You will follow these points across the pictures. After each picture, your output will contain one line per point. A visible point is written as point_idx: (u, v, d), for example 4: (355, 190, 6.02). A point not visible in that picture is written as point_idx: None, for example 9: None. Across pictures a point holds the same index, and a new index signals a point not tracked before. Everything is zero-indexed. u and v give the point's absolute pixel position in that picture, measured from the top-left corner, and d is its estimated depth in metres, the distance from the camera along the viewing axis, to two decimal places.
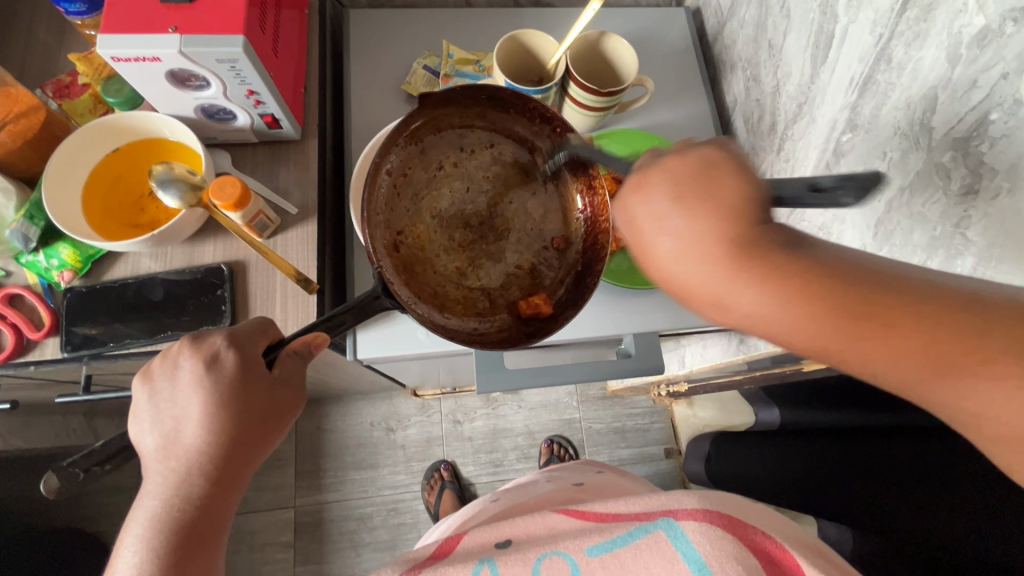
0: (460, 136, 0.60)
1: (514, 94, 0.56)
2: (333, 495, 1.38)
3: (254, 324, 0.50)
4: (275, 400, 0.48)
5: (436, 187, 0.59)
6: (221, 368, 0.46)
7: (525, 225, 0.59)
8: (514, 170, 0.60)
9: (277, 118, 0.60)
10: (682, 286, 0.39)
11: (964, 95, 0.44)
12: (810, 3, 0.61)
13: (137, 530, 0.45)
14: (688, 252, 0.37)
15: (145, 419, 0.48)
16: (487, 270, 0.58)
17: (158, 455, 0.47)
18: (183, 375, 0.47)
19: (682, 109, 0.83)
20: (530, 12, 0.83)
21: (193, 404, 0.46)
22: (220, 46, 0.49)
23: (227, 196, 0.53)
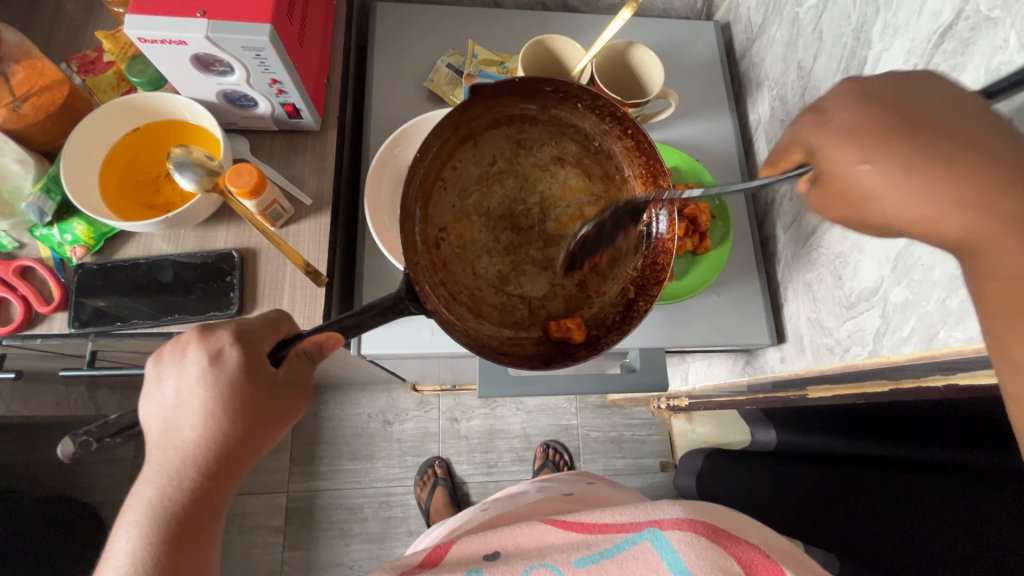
0: (519, 130, 0.58)
1: (583, 90, 0.55)
2: (326, 483, 1.38)
3: (264, 319, 0.49)
4: (278, 400, 0.48)
5: (487, 184, 0.58)
6: (227, 363, 0.46)
7: (579, 232, 0.58)
8: (573, 172, 0.60)
9: (298, 107, 0.60)
10: (894, 195, 0.33)
11: None
12: (844, 27, 0.61)
13: (131, 516, 0.45)
14: (907, 154, 0.32)
15: (151, 404, 0.48)
16: (531, 277, 0.58)
17: (159, 442, 0.47)
18: (189, 366, 0.47)
19: (704, 124, 0.82)
20: (558, 17, 0.82)
21: (194, 397, 0.46)
22: (246, 33, 0.48)
23: (243, 183, 0.53)
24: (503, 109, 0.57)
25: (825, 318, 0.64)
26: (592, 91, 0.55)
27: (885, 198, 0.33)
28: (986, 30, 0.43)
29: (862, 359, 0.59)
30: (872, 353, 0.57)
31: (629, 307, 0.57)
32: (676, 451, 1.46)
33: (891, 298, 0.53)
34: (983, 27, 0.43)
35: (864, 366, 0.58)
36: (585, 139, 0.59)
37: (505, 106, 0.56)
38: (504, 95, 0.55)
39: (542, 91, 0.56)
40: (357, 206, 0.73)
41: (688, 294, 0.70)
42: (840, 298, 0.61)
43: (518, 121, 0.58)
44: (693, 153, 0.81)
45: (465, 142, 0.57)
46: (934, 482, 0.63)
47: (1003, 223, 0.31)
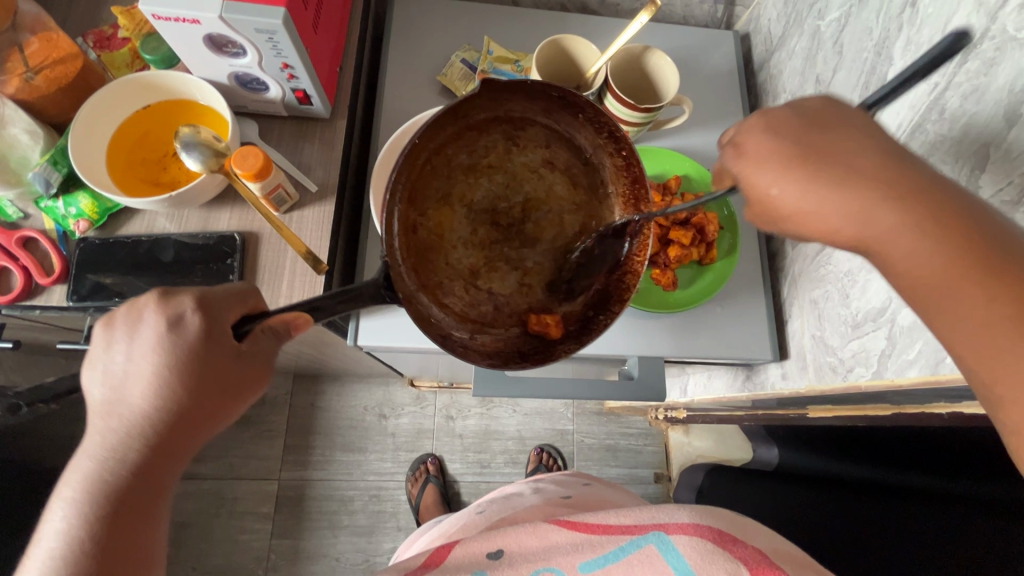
0: (516, 129, 0.58)
1: (588, 103, 0.54)
2: (318, 473, 1.38)
3: (231, 290, 0.46)
4: (237, 375, 0.45)
5: (474, 176, 0.57)
6: (188, 330, 0.43)
7: (555, 238, 0.58)
8: (561, 179, 0.59)
9: (309, 94, 0.60)
10: (801, 213, 0.39)
11: (1017, 156, 0.42)
12: (865, 42, 0.60)
13: (67, 493, 0.42)
14: (809, 176, 0.38)
15: (95, 369, 0.45)
16: (501, 275, 0.57)
17: (103, 412, 0.44)
18: (143, 333, 0.44)
19: (716, 133, 0.81)
20: (576, 19, 0.82)
21: (145, 365, 0.43)
22: (259, 16, 0.48)
23: (248, 166, 0.53)
24: (505, 106, 0.56)
25: (829, 335, 0.63)
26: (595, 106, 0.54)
27: (792, 216, 0.39)
28: (1012, 50, 0.42)
29: (865, 381, 0.57)
30: (875, 375, 0.56)
31: (587, 320, 0.57)
32: (671, 463, 1.44)
33: (899, 320, 0.52)
34: (1008, 47, 0.43)
35: (866, 388, 0.57)
36: (578, 150, 0.59)
37: (508, 103, 0.56)
38: (509, 92, 0.54)
39: (548, 96, 0.55)
40: (363, 196, 0.72)
41: (690, 304, 0.69)
42: (845, 315, 0.60)
43: (517, 121, 0.57)
44: (704, 163, 0.80)
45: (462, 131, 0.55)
46: (945, 514, 0.61)
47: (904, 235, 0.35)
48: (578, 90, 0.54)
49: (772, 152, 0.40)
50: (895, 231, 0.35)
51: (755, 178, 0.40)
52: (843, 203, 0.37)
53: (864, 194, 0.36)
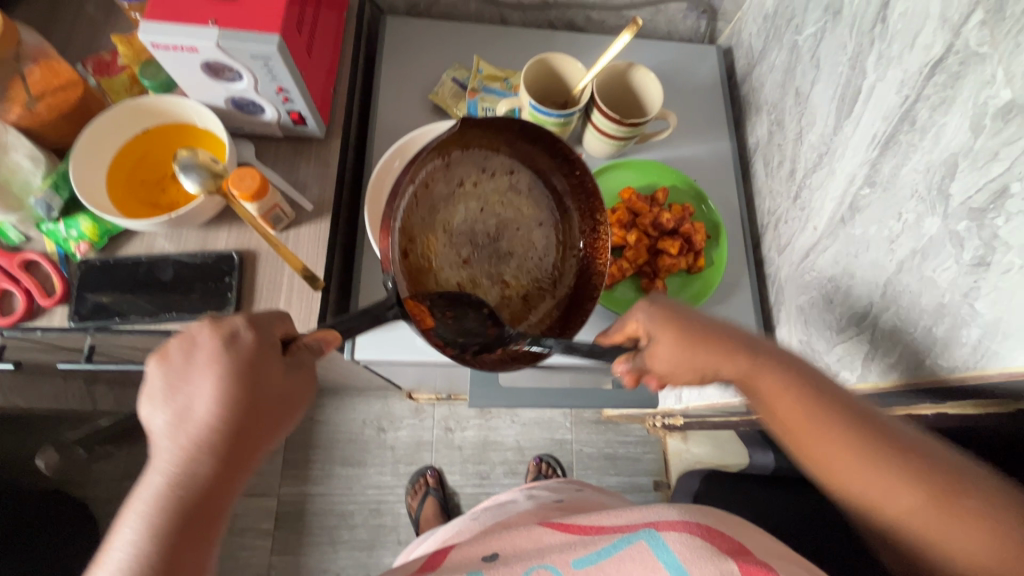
0: (484, 158, 0.59)
1: (547, 133, 0.57)
2: (318, 488, 1.38)
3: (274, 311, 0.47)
4: (286, 388, 0.44)
5: (453, 203, 0.59)
6: (239, 348, 0.42)
7: (527, 254, 0.61)
8: (527, 200, 0.61)
9: (304, 115, 0.62)
10: (685, 360, 0.49)
11: (984, 165, 0.44)
12: (841, 56, 0.63)
13: (138, 506, 0.40)
14: (690, 339, 0.49)
15: (154, 399, 0.42)
16: (485, 290, 0.58)
17: (167, 435, 0.42)
18: (199, 353, 0.43)
19: (703, 145, 0.83)
20: (563, 36, 0.84)
21: (204, 384, 0.42)
22: (256, 43, 0.50)
23: (246, 187, 0.55)
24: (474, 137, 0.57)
25: (816, 342, 0.66)
26: (556, 137, 0.57)
27: (683, 362, 0.49)
28: (975, 65, 0.45)
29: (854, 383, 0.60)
30: (862, 379, 0.59)
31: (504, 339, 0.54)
32: (670, 470, 1.45)
33: (880, 324, 0.55)
34: (972, 62, 0.46)
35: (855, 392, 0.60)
36: (539, 174, 0.61)
37: (477, 134, 0.57)
38: (481, 124, 0.56)
39: (512, 128, 0.58)
40: (358, 213, 0.74)
41: None
42: (829, 319, 0.63)
43: (483, 150, 0.59)
44: (691, 174, 0.82)
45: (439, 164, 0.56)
46: None
47: (766, 372, 0.48)
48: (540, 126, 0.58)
49: (668, 323, 0.50)
50: (765, 365, 0.49)
51: (658, 352, 0.49)
52: (724, 355, 0.49)
53: (730, 354, 0.49)
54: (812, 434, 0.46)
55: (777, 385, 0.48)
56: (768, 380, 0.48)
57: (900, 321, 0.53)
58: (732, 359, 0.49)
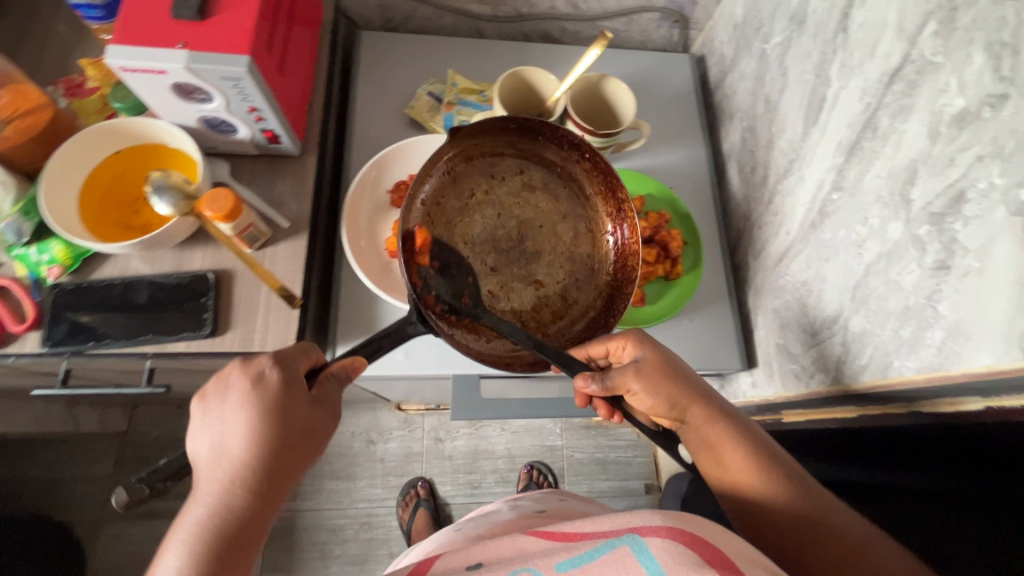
0: (491, 165, 0.61)
1: (542, 123, 0.60)
2: (308, 503, 1.37)
3: (298, 345, 0.47)
4: (312, 422, 0.44)
5: (469, 214, 0.60)
6: (269, 384, 0.43)
7: (555, 248, 0.61)
8: (543, 196, 0.62)
9: (277, 134, 0.62)
10: (662, 395, 0.50)
11: (942, 170, 0.45)
12: (806, 64, 0.64)
13: (181, 534, 0.41)
14: (667, 379, 0.51)
15: (195, 434, 0.44)
16: (519, 293, 0.59)
17: (207, 468, 0.43)
18: (231, 394, 0.43)
19: (678, 152, 0.84)
20: (538, 48, 0.85)
21: (237, 422, 0.43)
22: (225, 64, 0.50)
23: (218, 208, 0.54)
24: (473, 147, 0.60)
25: (793, 345, 0.67)
26: (550, 124, 0.59)
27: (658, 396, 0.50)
28: (931, 73, 0.47)
29: (826, 386, 0.62)
30: (834, 381, 0.60)
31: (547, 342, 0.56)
32: (661, 473, 1.46)
33: (850, 325, 0.57)
34: (927, 71, 0.47)
35: (829, 394, 0.61)
36: (549, 168, 0.63)
37: (475, 143, 0.60)
38: (476, 132, 0.59)
39: (508, 127, 0.61)
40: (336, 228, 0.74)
41: (660, 319, 0.71)
42: (803, 323, 0.64)
43: (488, 158, 0.61)
44: (668, 180, 0.83)
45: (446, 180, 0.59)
46: None
47: (718, 418, 0.50)
48: (532, 116, 0.60)
49: (655, 365, 0.51)
50: (713, 413, 0.51)
51: (640, 374, 0.50)
52: (689, 396, 0.51)
53: (695, 396, 0.51)
54: (745, 476, 0.48)
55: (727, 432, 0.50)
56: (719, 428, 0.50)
57: (869, 323, 0.54)
58: (693, 401, 0.51)
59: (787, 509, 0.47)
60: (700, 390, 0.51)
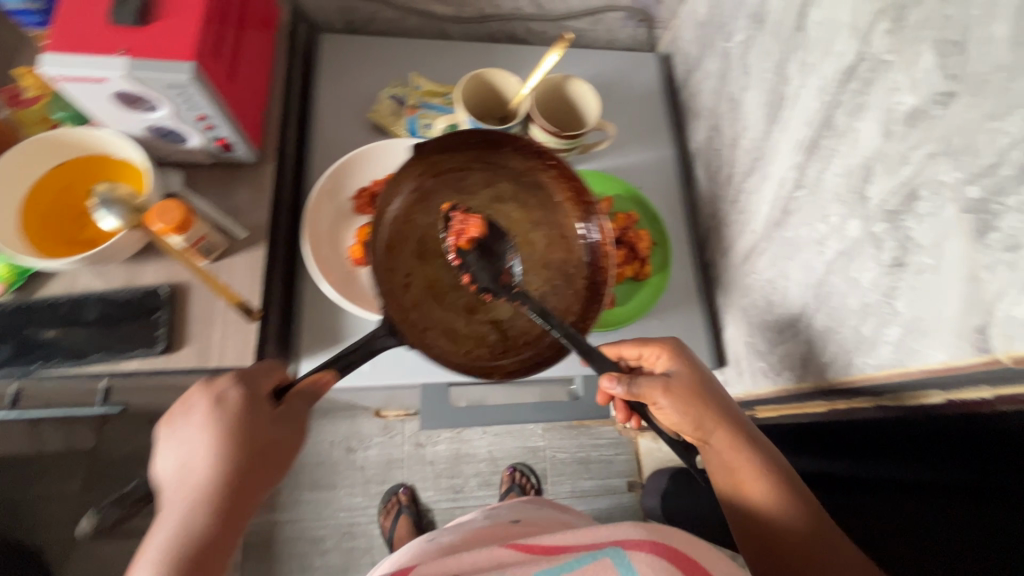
0: (459, 179, 0.61)
1: (503, 134, 0.58)
2: (286, 515, 1.34)
3: (264, 362, 0.46)
4: (278, 439, 0.43)
5: (440, 230, 0.60)
6: (231, 402, 0.43)
7: (530, 257, 0.60)
8: (514, 206, 0.61)
9: (231, 142, 0.60)
10: (688, 409, 0.50)
11: (896, 168, 0.46)
12: (767, 63, 0.64)
13: (148, 557, 0.39)
14: (694, 394, 0.51)
15: (166, 455, 0.43)
16: (496, 304, 0.59)
17: (174, 489, 0.42)
18: (193, 415, 0.43)
19: (646, 152, 0.84)
20: (502, 49, 0.84)
21: (199, 442, 0.42)
22: (167, 72, 0.48)
23: (169, 220, 0.53)
24: (438, 164, 0.59)
25: (759, 343, 0.68)
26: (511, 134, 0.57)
27: (685, 410, 0.50)
28: (884, 72, 0.47)
29: (793, 383, 0.62)
30: (800, 378, 0.60)
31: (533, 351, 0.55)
32: (643, 470, 1.46)
33: (814, 324, 0.57)
34: (880, 69, 0.47)
35: (796, 390, 0.61)
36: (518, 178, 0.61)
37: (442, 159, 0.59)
38: (438, 150, 0.57)
39: (471, 141, 0.59)
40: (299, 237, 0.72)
41: (630, 320, 0.70)
42: (769, 321, 0.65)
43: (456, 172, 0.60)
44: (636, 180, 0.83)
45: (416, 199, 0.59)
46: None
47: (739, 436, 0.51)
48: (493, 127, 0.58)
49: (684, 380, 0.51)
50: (736, 430, 0.51)
51: (669, 390, 0.50)
52: (717, 412, 0.51)
53: (721, 414, 0.51)
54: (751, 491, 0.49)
55: (748, 450, 0.50)
56: (740, 446, 0.50)
57: (831, 321, 0.54)
58: (720, 419, 0.51)
59: (791, 526, 0.48)
60: (728, 409, 0.52)
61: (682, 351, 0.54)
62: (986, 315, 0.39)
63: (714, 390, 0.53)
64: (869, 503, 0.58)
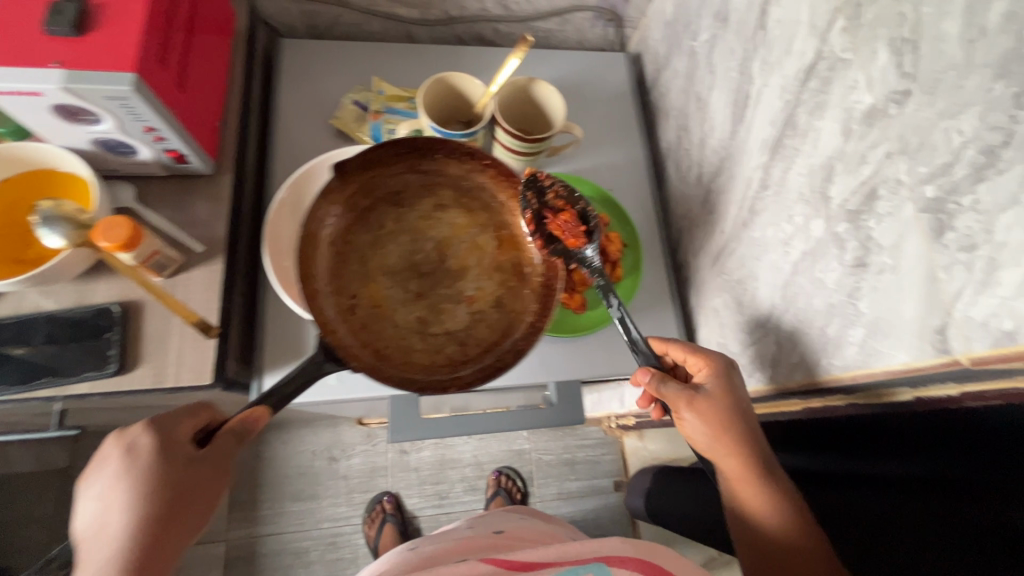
0: (397, 194, 0.59)
1: (430, 141, 0.56)
2: (269, 528, 1.32)
3: (184, 407, 0.49)
4: (195, 481, 0.46)
5: (383, 246, 0.58)
6: (142, 449, 0.45)
7: (479, 261, 0.60)
8: (457, 213, 0.60)
9: (183, 153, 0.58)
10: (710, 419, 0.53)
11: (856, 168, 0.45)
12: (731, 61, 0.63)
13: None
14: (719, 407, 0.53)
15: (88, 500, 0.46)
16: (451, 314, 0.58)
17: (97, 533, 0.45)
18: (107, 463, 0.46)
19: (617, 152, 0.83)
20: (469, 51, 0.83)
21: (115, 490, 0.45)
22: (107, 84, 0.46)
23: (114, 237, 0.50)
24: (372, 181, 0.57)
25: (731, 344, 0.68)
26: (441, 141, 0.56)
27: (707, 420, 0.53)
28: (842, 70, 0.46)
29: (763, 384, 0.62)
30: (771, 379, 0.60)
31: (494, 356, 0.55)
32: (629, 470, 1.46)
33: (782, 325, 0.57)
34: (838, 67, 0.47)
35: (766, 391, 0.61)
36: (457, 184, 0.60)
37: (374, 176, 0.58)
38: (367, 167, 0.56)
39: (400, 153, 0.57)
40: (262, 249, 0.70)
41: (600, 325, 0.70)
42: (740, 321, 0.65)
43: (393, 187, 0.59)
44: (607, 182, 0.82)
45: (353, 219, 0.57)
46: None
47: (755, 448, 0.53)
48: (419, 135, 0.56)
49: (715, 394, 0.54)
50: (752, 443, 0.53)
51: (695, 402, 0.53)
52: (739, 426, 0.53)
53: (741, 428, 0.53)
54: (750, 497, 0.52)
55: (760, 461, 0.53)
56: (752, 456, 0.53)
57: (798, 322, 0.54)
58: (739, 431, 0.53)
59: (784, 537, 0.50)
60: (751, 424, 0.54)
61: (727, 368, 0.56)
62: (945, 315, 0.38)
63: (743, 407, 0.55)
64: (835, 497, 0.58)
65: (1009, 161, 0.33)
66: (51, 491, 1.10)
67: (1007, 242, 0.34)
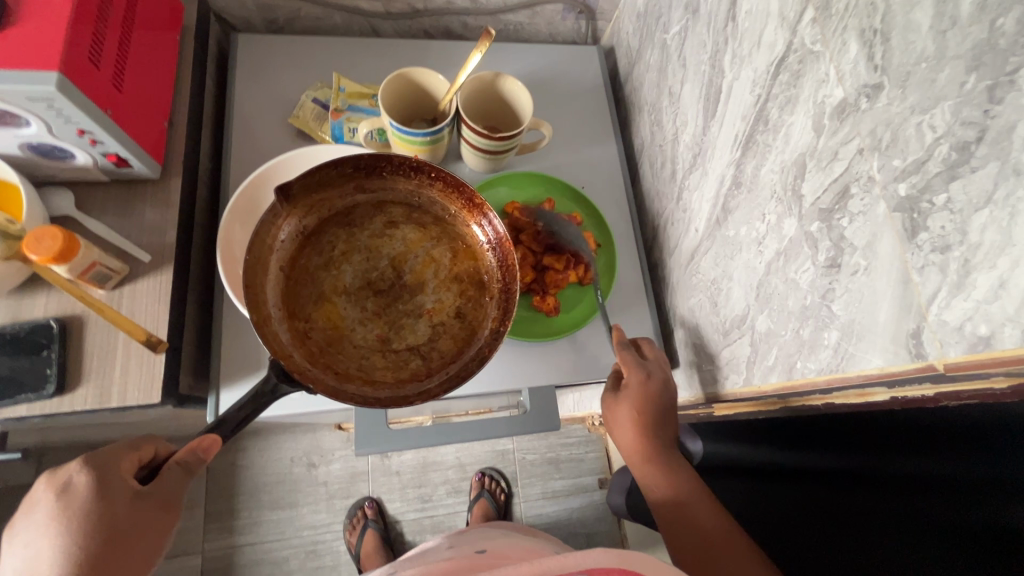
0: (346, 213, 0.56)
1: (375, 158, 0.53)
2: (246, 537, 1.29)
3: (125, 440, 0.46)
4: (136, 521, 0.43)
5: (335, 268, 0.55)
6: (76, 490, 0.42)
7: (437, 274, 0.57)
8: (411, 228, 0.57)
9: (124, 157, 0.54)
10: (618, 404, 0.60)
11: (827, 165, 0.43)
12: (702, 55, 0.61)
13: None
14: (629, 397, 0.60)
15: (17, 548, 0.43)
16: (411, 329, 0.55)
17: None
18: (38, 510, 0.43)
19: (590, 149, 0.81)
20: (436, 45, 0.80)
21: (45, 539, 0.42)
22: (29, 84, 0.43)
23: (44, 250, 0.47)
24: (318, 204, 0.54)
25: (706, 345, 0.66)
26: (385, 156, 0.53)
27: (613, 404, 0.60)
28: (812, 63, 0.44)
29: (738, 387, 0.60)
30: (746, 381, 0.58)
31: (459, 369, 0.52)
32: (613, 467, 1.45)
33: (756, 327, 0.55)
34: (809, 60, 0.45)
35: (740, 394, 0.60)
36: (408, 199, 0.57)
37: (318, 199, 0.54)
38: (312, 189, 0.53)
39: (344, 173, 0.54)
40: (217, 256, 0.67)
41: (574, 328, 0.68)
42: (715, 322, 0.63)
43: (341, 207, 0.56)
44: (580, 180, 0.80)
45: (299, 243, 0.54)
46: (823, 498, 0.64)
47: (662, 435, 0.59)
48: (361, 152, 0.53)
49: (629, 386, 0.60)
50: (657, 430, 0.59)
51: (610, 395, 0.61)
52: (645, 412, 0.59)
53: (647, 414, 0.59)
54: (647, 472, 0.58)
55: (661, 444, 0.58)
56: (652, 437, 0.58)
57: (772, 323, 0.52)
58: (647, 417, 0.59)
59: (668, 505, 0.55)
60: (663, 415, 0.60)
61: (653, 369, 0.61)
62: (919, 319, 0.37)
63: (660, 401, 0.60)
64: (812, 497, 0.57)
65: (983, 157, 0.31)
66: (13, 508, 1.05)
67: (981, 243, 0.32)
